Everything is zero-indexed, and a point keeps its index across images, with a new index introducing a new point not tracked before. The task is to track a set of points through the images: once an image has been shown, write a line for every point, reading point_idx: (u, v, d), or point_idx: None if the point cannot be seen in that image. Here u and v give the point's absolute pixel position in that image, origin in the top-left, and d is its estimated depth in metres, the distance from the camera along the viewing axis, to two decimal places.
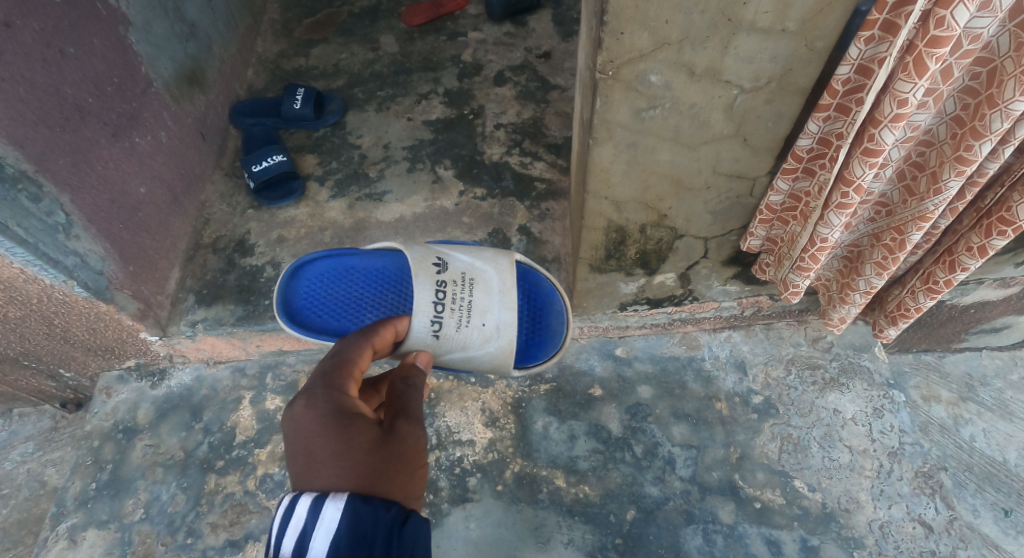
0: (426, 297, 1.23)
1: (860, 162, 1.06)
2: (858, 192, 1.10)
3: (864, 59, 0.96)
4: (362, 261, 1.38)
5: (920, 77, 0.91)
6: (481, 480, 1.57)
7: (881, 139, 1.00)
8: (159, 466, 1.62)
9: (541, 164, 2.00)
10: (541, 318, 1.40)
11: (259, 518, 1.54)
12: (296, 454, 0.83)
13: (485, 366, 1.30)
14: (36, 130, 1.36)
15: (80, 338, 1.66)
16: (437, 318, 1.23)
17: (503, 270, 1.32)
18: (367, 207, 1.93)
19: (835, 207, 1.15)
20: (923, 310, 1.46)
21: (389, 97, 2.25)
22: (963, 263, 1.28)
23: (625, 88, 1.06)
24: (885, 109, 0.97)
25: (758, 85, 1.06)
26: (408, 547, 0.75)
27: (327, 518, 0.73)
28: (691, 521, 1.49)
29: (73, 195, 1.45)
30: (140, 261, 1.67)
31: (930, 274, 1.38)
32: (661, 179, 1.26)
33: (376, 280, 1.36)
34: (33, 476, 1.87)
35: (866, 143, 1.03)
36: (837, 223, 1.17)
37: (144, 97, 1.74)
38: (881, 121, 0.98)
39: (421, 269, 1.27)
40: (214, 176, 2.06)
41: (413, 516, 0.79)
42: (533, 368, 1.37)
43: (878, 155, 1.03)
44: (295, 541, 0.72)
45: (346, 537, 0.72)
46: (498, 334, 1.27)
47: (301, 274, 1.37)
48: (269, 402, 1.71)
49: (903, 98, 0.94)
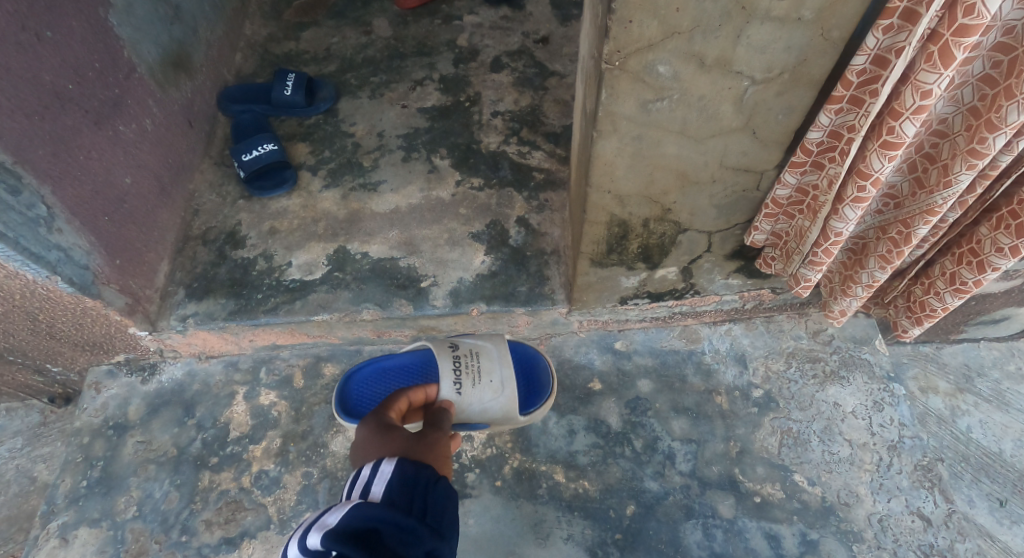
0: (446, 366, 1.49)
1: (878, 155, 1.03)
2: (874, 185, 1.08)
3: (881, 48, 0.93)
4: (395, 360, 1.64)
5: (946, 67, 0.88)
6: (480, 475, 1.55)
7: (902, 131, 0.98)
8: (151, 463, 1.60)
9: (539, 153, 1.96)
10: (532, 379, 1.62)
11: (254, 516, 1.52)
12: (355, 451, 1.28)
13: (496, 418, 1.52)
14: (12, 118, 1.30)
15: (66, 334, 1.62)
16: (457, 380, 1.48)
17: (498, 343, 1.59)
18: (362, 197, 1.89)
19: (850, 201, 1.13)
20: (948, 310, 1.46)
21: (382, 83, 2.19)
22: (993, 263, 1.28)
23: (632, 79, 1.02)
24: (905, 101, 0.95)
25: (770, 76, 1.03)
26: (438, 498, 1.07)
27: (383, 469, 1.07)
28: (690, 516, 1.48)
29: (54, 186, 1.40)
30: (127, 254, 1.62)
31: (954, 274, 1.38)
32: (666, 172, 1.23)
33: (408, 375, 1.62)
34: (23, 472, 1.84)
35: (885, 136, 1.01)
36: (851, 217, 1.15)
37: (128, 83, 1.68)
38: (902, 113, 0.96)
39: (440, 349, 1.54)
40: (203, 165, 2.00)
41: (441, 480, 1.11)
42: (534, 414, 1.55)
43: (896, 149, 1.01)
44: (361, 489, 1.05)
45: (397, 482, 1.05)
46: (503, 389, 1.51)
47: (351, 379, 1.62)
48: (264, 397, 1.69)
49: (927, 88, 0.91)
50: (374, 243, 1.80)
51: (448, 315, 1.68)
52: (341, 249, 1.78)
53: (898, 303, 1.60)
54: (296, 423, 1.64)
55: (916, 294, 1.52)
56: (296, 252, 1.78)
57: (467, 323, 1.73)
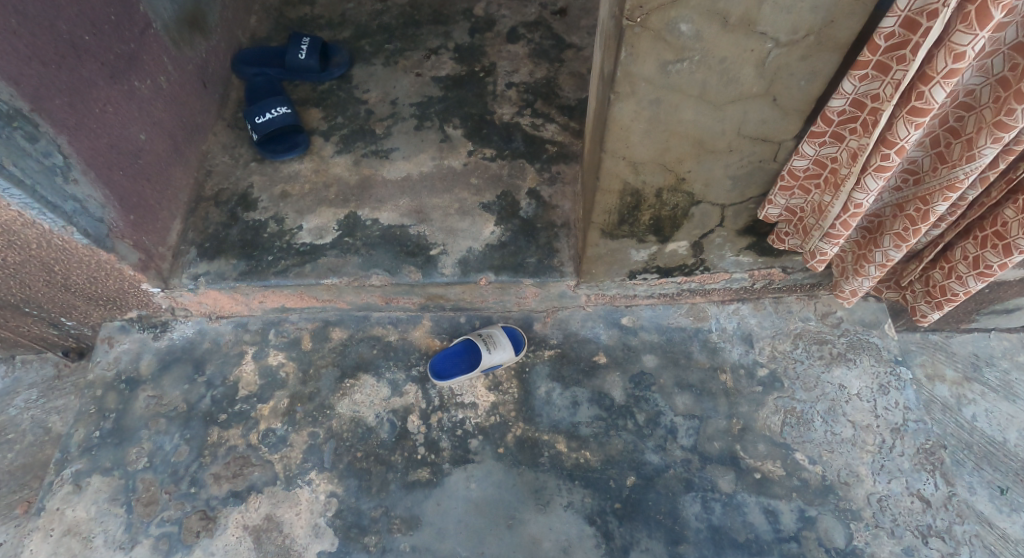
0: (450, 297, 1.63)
1: (905, 122, 1.02)
2: (899, 154, 1.07)
3: (912, 10, 0.92)
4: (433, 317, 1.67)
5: (981, 28, 0.88)
6: (483, 442, 1.57)
7: (931, 97, 0.97)
8: (161, 417, 1.63)
9: (553, 126, 1.95)
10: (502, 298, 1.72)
11: (261, 471, 1.55)
12: None
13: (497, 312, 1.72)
14: (29, 66, 1.30)
15: (81, 287, 1.64)
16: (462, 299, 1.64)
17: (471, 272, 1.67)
18: (373, 164, 1.89)
19: (873, 171, 1.11)
20: (970, 294, 1.45)
21: (397, 50, 2.17)
22: (1019, 246, 1.26)
23: (653, 38, 1.01)
24: (937, 65, 0.95)
25: (795, 39, 1.02)
26: None
27: None
28: (690, 488, 1.50)
29: (70, 136, 1.40)
30: (140, 210, 1.63)
31: (978, 258, 1.36)
32: (682, 139, 1.22)
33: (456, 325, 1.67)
34: (37, 422, 1.88)
35: (913, 102, 1.00)
36: (873, 187, 1.14)
37: (143, 38, 1.67)
38: (932, 77, 0.96)
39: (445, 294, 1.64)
40: (216, 127, 2.00)
41: None
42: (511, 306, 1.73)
43: (924, 116, 1.00)
44: None
45: None
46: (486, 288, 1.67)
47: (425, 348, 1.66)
48: (272, 357, 1.71)
49: (961, 51, 0.91)
50: (384, 210, 1.80)
51: (457, 284, 1.68)
52: (352, 215, 1.79)
53: (917, 289, 1.59)
54: (303, 384, 1.66)
55: (936, 279, 1.51)
56: (306, 217, 1.79)
57: (475, 293, 1.73)
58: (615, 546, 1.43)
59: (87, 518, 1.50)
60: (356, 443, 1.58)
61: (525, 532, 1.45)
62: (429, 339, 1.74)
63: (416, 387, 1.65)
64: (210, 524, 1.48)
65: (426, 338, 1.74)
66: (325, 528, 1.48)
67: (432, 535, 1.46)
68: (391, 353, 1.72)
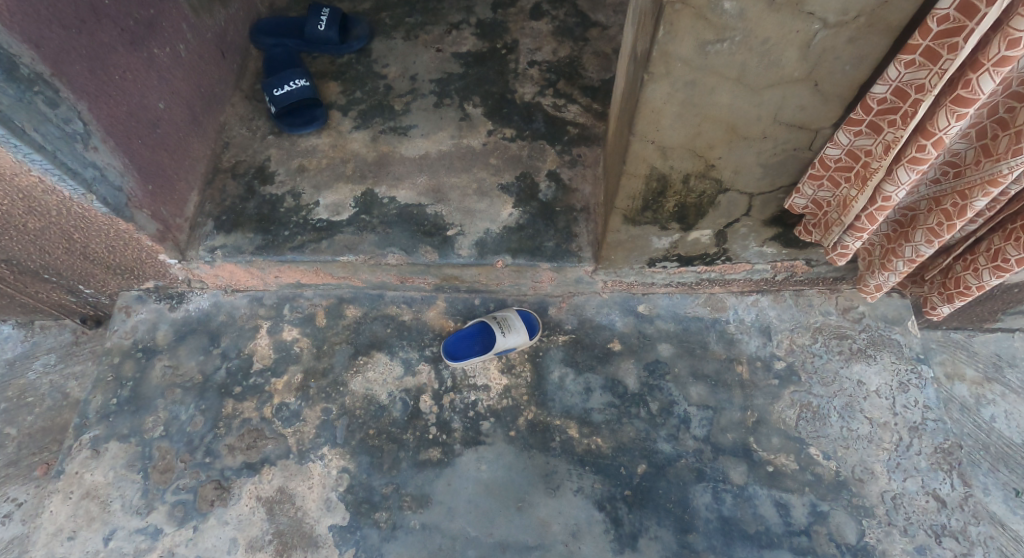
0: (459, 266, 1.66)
1: (947, 112, 1.00)
2: (936, 146, 1.05)
3: None
4: None
5: None
6: (495, 424, 1.57)
7: (979, 86, 0.95)
8: (177, 387, 1.64)
9: (575, 107, 1.91)
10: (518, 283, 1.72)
11: (274, 444, 1.56)
12: None
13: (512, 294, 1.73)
14: (50, 29, 1.29)
15: (99, 255, 1.64)
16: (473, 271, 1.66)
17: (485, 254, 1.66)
18: (391, 141, 1.86)
19: (907, 162, 1.10)
20: (983, 288, 1.45)
21: (418, 24, 2.13)
22: None
23: (693, 15, 0.97)
24: (991, 51, 0.92)
25: (844, 20, 0.98)
26: None
27: None
28: (701, 479, 1.49)
29: (90, 102, 1.39)
30: (159, 180, 1.63)
31: (999, 251, 1.35)
32: (716, 125, 1.18)
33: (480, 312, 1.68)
34: (56, 387, 1.91)
35: (959, 91, 0.97)
36: (904, 180, 1.13)
37: (162, 4, 1.64)
38: (984, 64, 0.93)
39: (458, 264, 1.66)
40: (234, 98, 1.98)
41: None
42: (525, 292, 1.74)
43: (968, 106, 0.97)
44: None
45: None
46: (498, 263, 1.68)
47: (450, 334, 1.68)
48: (286, 333, 1.71)
49: (1016, 36, 0.88)
50: (402, 188, 1.78)
51: (473, 265, 1.67)
52: (369, 192, 1.77)
53: (935, 279, 1.60)
54: (317, 360, 1.66)
55: (954, 271, 1.50)
56: (323, 192, 1.77)
57: (490, 276, 1.72)
58: (625, 533, 1.43)
59: (105, 483, 1.52)
60: (368, 420, 1.58)
61: (535, 515, 1.46)
62: (443, 320, 1.74)
63: (429, 366, 1.65)
64: (224, 494, 1.50)
65: (440, 319, 1.73)
66: (336, 503, 1.49)
67: (443, 514, 1.47)
68: (405, 332, 1.71)
